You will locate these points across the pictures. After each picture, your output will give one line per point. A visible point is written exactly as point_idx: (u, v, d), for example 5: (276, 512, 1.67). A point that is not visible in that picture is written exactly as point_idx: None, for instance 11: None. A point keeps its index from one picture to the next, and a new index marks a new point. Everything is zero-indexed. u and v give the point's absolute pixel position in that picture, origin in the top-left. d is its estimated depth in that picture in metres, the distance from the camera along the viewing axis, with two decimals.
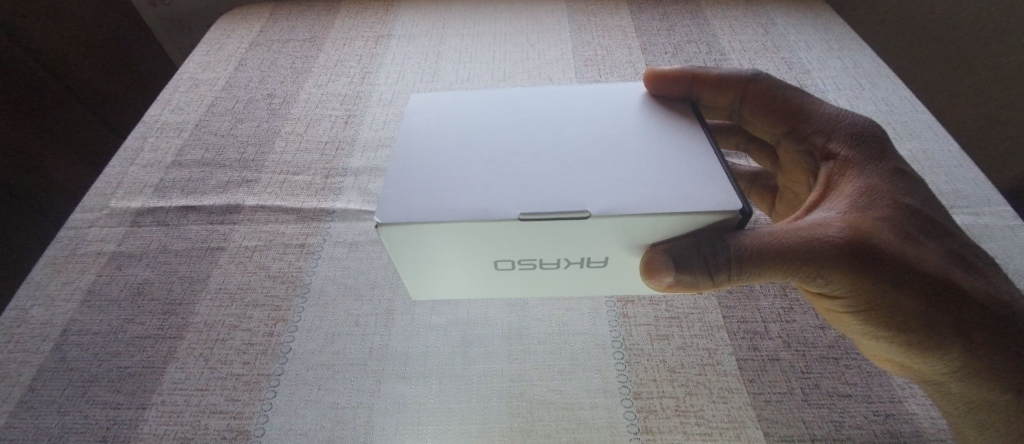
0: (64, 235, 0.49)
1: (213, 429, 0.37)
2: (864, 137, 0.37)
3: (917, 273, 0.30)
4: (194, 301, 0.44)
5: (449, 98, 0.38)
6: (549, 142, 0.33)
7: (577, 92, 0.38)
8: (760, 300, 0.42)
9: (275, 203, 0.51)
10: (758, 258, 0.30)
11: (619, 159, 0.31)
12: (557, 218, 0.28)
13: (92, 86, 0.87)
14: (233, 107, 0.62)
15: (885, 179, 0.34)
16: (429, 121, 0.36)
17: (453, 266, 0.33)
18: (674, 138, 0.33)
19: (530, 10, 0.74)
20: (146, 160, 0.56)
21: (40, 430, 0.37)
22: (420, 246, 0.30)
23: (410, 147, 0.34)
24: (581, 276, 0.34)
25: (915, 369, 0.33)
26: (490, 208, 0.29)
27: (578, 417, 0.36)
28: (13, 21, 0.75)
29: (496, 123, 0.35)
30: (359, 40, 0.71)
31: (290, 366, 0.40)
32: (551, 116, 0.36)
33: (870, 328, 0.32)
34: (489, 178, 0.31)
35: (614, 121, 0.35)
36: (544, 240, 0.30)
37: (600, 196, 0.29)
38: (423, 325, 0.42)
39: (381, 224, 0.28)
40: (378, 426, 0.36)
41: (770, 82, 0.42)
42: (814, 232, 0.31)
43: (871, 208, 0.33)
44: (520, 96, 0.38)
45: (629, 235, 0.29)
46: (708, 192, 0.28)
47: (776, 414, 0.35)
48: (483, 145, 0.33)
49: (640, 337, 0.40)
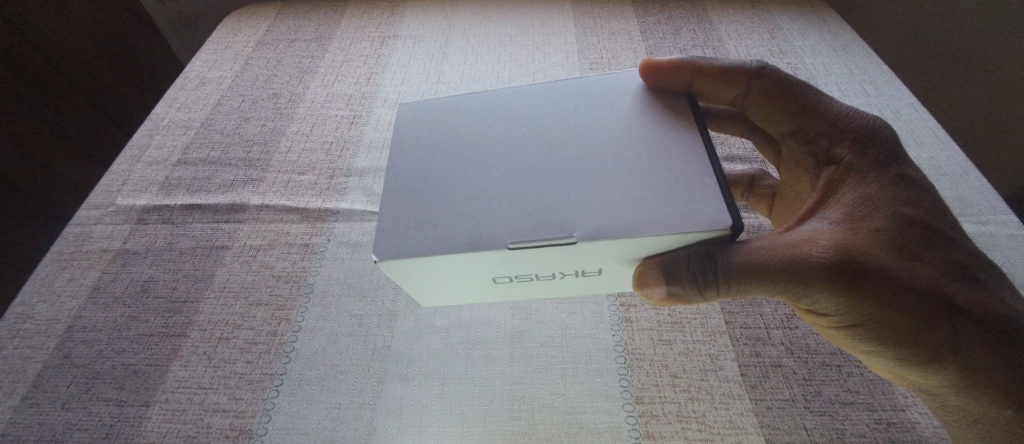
0: (71, 232, 0.50)
1: (216, 428, 0.37)
2: (868, 141, 0.36)
3: (909, 288, 0.30)
4: (198, 299, 0.44)
5: (438, 103, 0.37)
6: (541, 149, 0.33)
7: (568, 88, 0.36)
8: (763, 306, 0.42)
9: (280, 203, 0.51)
10: (747, 273, 0.31)
11: (611, 171, 0.31)
12: (549, 245, 0.28)
13: (99, 83, 0.88)
14: (239, 106, 0.62)
15: (886, 188, 0.34)
16: (419, 129, 0.35)
17: (453, 279, 0.33)
18: (668, 140, 0.32)
19: (536, 12, 0.73)
20: (152, 157, 0.57)
21: (46, 426, 0.37)
22: (421, 271, 0.31)
23: (401, 162, 0.34)
24: (580, 282, 0.35)
25: (911, 380, 0.33)
26: (482, 230, 0.29)
27: (580, 421, 0.36)
28: (22, 19, 0.75)
29: (486, 127, 0.35)
30: (365, 40, 0.71)
31: (293, 366, 0.40)
32: (542, 117, 0.35)
33: (863, 341, 0.32)
34: (481, 193, 0.31)
35: (607, 121, 0.34)
36: (540, 260, 0.30)
37: (591, 215, 0.29)
38: (425, 326, 0.42)
39: (382, 261, 0.29)
40: (381, 427, 0.37)
41: (779, 74, 0.39)
42: (804, 246, 0.31)
43: (867, 219, 0.32)
44: (509, 95, 0.37)
45: (623, 251, 0.30)
46: (700, 207, 0.28)
47: (777, 421, 0.35)
48: (473, 159, 0.33)
49: (642, 341, 0.40)
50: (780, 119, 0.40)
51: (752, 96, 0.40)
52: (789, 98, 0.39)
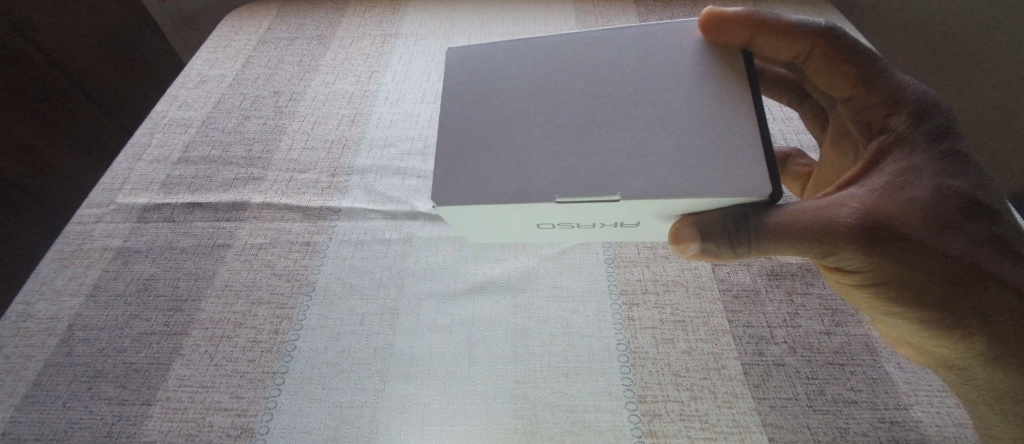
0: (71, 231, 0.50)
1: (218, 426, 0.37)
2: (926, 113, 0.36)
3: (938, 254, 0.31)
4: (200, 298, 0.44)
5: (488, 49, 0.36)
6: (592, 106, 0.32)
7: (626, 37, 0.34)
8: (766, 304, 0.41)
9: (280, 200, 0.51)
10: (780, 232, 0.31)
11: (661, 131, 0.30)
12: (593, 199, 0.29)
13: (99, 81, 0.88)
14: (240, 104, 0.62)
15: (932, 160, 0.34)
16: (471, 76, 0.35)
17: (503, 222, 0.35)
18: (720, 102, 0.31)
19: (539, 9, 0.73)
20: (154, 155, 0.56)
21: (48, 425, 0.38)
22: (475, 215, 0.32)
23: (450, 113, 0.33)
24: (612, 232, 0.37)
25: (935, 353, 0.33)
26: (531, 185, 0.30)
27: (583, 418, 0.36)
28: (22, 19, 0.74)
29: (537, 80, 0.34)
30: (367, 39, 0.70)
31: (295, 364, 0.40)
32: (592, 70, 0.33)
33: (887, 303, 0.33)
34: (530, 148, 0.31)
35: (658, 78, 0.32)
36: (583, 213, 0.32)
37: (636, 174, 0.29)
38: (426, 325, 0.42)
39: (441, 204, 0.30)
40: (383, 426, 0.37)
41: (844, 38, 0.38)
42: (835, 209, 0.32)
43: (910, 188, 0.32)
44: (566, 43, 0.35)
45: (661, 209, 0.30)
46: (748, 174, 0.28)
47: (780, 419, 0.35)
48: (524, 113, 0.33)
49: (645, 340, 0.40)
50: (839, 84, 0.39)
51: (814, 58, 0.39)
52: (853, 61, 0.38)
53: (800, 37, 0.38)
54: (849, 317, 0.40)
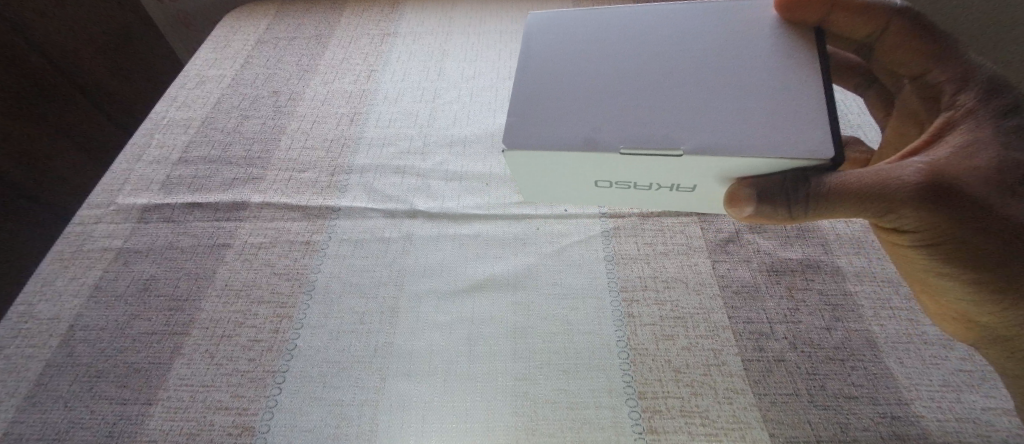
0: (71, 232, 0.50)
1: (219, 425, 0.37)
2: (998, 91, 0.36)
3: (993, 217, 0.32)
4: (201, 297, 0.44)
5: (566, 17, 0.37)
6: (664, 68, 0.33)
7: (700, 11, 0.36)
8: (766, 300, 0.41)
9: (279, 200, 0.51)
10: (843, 194, 0.32)
11: (725, 93, 0.31)
12: (655, 154, 0.29)
13: (99, 82, 0.88)
14: (239, 104, 0.62)
15: (999, 133, 0.34)
16: (551, 39, 0.36)
17: (560, 177, 0.34)
18: (787, 70, 0.32)
19: (537, 7, 0.73)
20: (153, 156, 0.57)
21: (47, 426, 0.38)
22: (537, 166, 0.33)
23: (527, 69, 0.34)
24: (668, 199, 0.35)
25: (977, 320, 0.35)
26: (598, 134, 0.30)
27: (584, 416, 0.36)
28: (21, 21, 0.75)
29: (615, 45, 0.35)
30: (366, 38, 0.70)
31: (295, 363, 0.40)
32: (663, 37, 0.35)
33: (936, 261, 0.34)
34: (604, 103, 0.32)
35: (727, 48, 0.33)
36: (642, 170, 0.31)
37: (698, 131, 0.29)
38: (428, 323, 0.42)
39: (509, 148, 0.31)
40: (383, 424, 0.37)
41: (917, 21, 0.40)
42: (896, 173, 0.32)
43: (973, 158, 0.33)
44: (643, 14, 0.36)
45: (717, 172, 0.30)
46: (812, 132, 0.28)
47: (783, 415, 0.35)
48: (601, 72, 0.34)
49: (645, 336, 0.40)
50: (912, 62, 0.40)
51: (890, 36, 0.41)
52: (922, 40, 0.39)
53: (875, 15, 0.40)
54: (850, 312, 0.40)
